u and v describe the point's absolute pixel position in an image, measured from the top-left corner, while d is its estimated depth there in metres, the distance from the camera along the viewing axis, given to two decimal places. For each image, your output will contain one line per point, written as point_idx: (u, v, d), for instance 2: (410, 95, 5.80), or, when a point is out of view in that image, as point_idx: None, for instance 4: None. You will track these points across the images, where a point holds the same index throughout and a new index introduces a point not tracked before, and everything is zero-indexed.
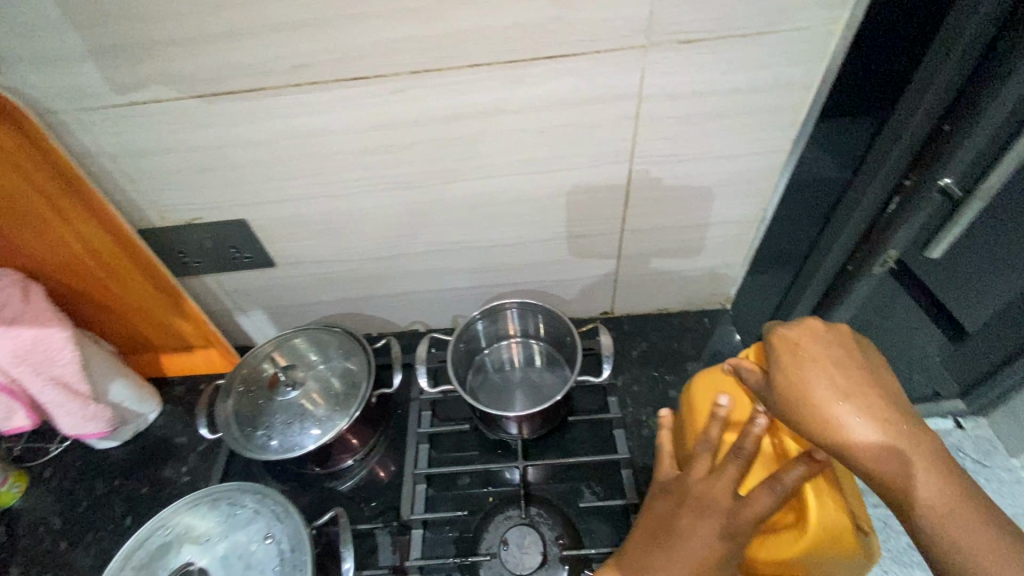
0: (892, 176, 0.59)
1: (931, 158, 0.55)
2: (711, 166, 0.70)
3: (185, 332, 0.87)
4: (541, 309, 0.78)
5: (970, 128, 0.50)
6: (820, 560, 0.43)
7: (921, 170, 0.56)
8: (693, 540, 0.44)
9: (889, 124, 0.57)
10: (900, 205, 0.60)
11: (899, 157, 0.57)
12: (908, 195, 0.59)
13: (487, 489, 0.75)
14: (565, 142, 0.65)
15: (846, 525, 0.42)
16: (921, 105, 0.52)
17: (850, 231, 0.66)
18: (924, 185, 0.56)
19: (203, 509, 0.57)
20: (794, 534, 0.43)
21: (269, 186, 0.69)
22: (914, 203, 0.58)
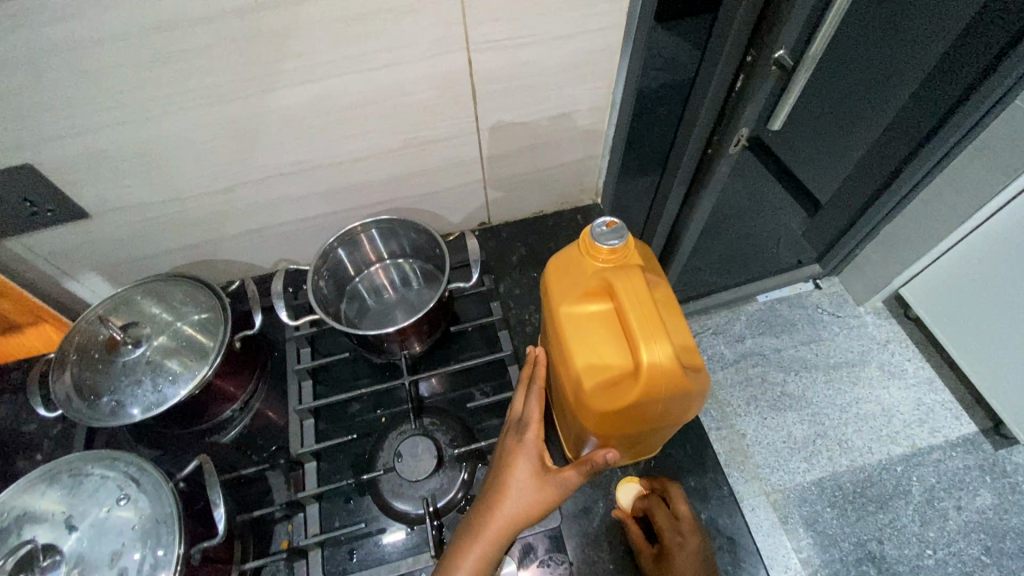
0: (735, 55, 0.66)
1: (766, 32, 0.61)
2: (555, 49, 0.67)
3: (2, 310, 0.75)
4: (404, 224, 0.75)
5: (788, 10, 0.57)
6: (658, 397, 0.49)
7: (758, 46, 0.63)
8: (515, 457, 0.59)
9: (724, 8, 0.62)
10: (745, 80, 0.67)
11: (739, 34, 0.63)
12: (751, 70, 0.66)
13: (379, 411, 0.74)
14: (391, 33, 0.59)
15: (674, 363, 0.48)
16: None
17: (706, 115, 0.74)
18: (762, 60, 0.64)
19: (42, 487, 0.51)
20: (634, 383, 0.49)
21: (44, 117, 0.57)
22: (757, 76, 0.66)
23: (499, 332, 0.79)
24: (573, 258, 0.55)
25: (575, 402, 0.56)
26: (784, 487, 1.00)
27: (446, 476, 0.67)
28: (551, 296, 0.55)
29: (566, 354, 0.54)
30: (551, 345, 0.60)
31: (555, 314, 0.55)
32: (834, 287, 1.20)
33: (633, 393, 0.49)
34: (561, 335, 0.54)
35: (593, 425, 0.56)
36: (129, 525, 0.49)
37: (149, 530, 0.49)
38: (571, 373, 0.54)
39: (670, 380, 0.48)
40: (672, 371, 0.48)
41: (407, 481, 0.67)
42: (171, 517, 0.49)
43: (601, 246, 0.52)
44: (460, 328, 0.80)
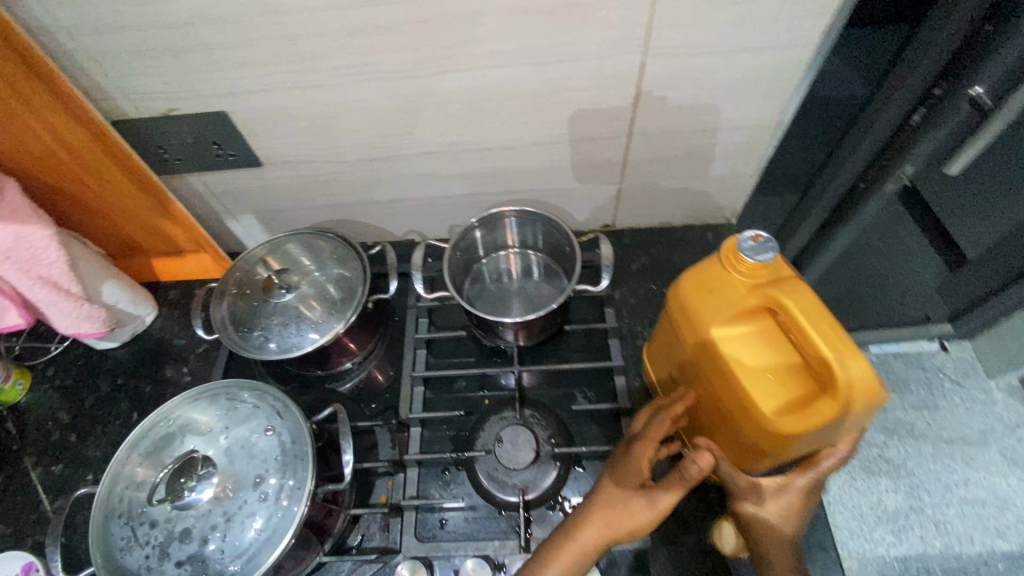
0: (918, 89, 0.61)
1: (965, 66, 0.56)
2: (733, 61, 0.64)
3: (174, 235, 0.85)
4: (541, 218, 0.76)
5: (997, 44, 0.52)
6: (849, 414, 0.49)
7: (950, 81, 0.58)
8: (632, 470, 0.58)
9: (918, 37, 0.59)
10: (924, 116, 0.62)
11: (928, 68, 0.59)
12: (934, 105, 0.60)
13: (483, 393, 0.76)
14: (571, 28, 0.59)
15: (869, 374, 0.48)
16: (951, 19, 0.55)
17: (862, 152, 0.70)
18: (953, 95, 0.57)
19: (203, 403, 0.57)
20: (822, 399, 0.49)
21: (249, 73, 0.63)
22: (937, 113, 0.59)
23: (609, 340, 0.78)
24: (719, 277, 0.55)
25: (743, 425, 0.54)
26: (861, 555, 0.75)
27: (540, 470, 0.68)
28: (699, 315, 0.55)
29: (730, 373, 0.53)
30: (695, 368, 0.59)
31: (707, 334, 0.54)
32: (964, 353, 0.92)
33: (823, 408, 0.48)
34: (722, 354, 0.53)
35: (761, 447, 0.54)
36: (271, 455, 0.54)
37: (287, 464, 0.53)
38: (741, 395, 0.53)
39: (860, 391, 0.48)
40: (861, 381, 0.48)
41: (501, 466, 0.68)
42: (308, 458, 0.53)
43: (750, 259, 0.52)
44: (571, 329, 0.79)
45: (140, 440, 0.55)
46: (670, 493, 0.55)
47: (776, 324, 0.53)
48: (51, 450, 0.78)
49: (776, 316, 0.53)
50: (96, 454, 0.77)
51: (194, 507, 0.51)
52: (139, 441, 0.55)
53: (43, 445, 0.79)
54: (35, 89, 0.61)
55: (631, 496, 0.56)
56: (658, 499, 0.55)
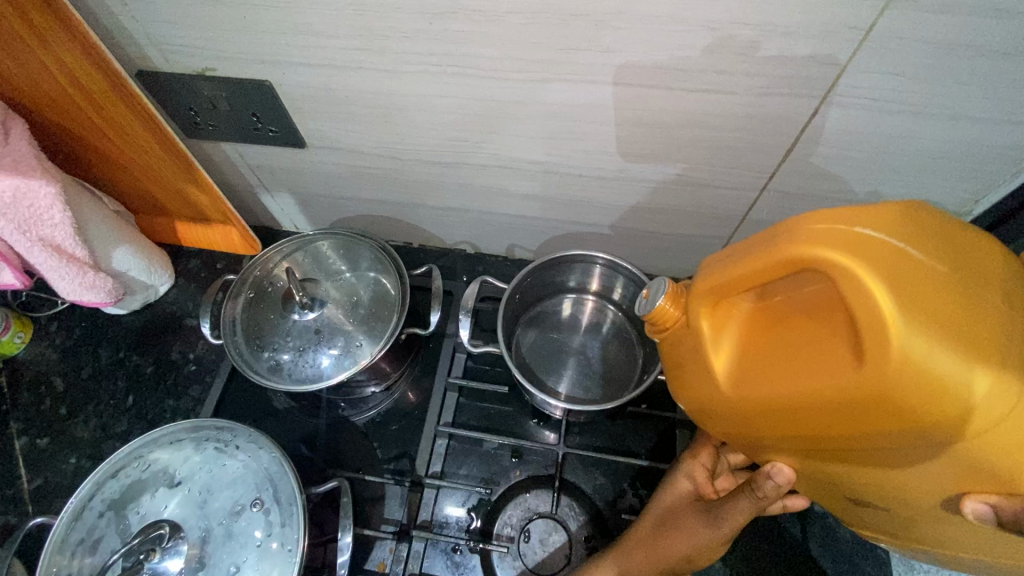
0: None
1: None
2: (940, 129, 0.47)
3: (200, 203, 0.74)
4: (627, 271, 0.62)
5: None
6: (898, 262, 0.30)
7: None
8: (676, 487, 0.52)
9: None
10: None
11: None
12: None
13: (515, 461, 0.64)
14: (735, 52, 0.43)
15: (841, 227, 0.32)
16: None
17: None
18: None
19: (187, 448, 0.48)
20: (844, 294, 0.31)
21: (304, 43, 0.50)
22: None
23: (676, 432, 0.65)
24: (676, 347, 0.42)
25: (892, 439, 0.32)
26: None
27: None
28: (707, 395, 0.40)
29: (811, 415, 0.34)
30: (815, 467, 0.39)
31: (736, 399, 0.38)
32: None
33: (864, 300, 0.30)
34: (776, 411, 0.36)
35: (941, 428, 0.30)
36: (253, 538, 0.44)
37: (270, 556, 0.43)
38: (869, 427, 0.32)
39: (846, 238, 0.31)
40: (833, 234, 0.32)
41: (527, 568, 0.58)
42: (296, 554, 0.43)
43: (659, 303, 0.41)
44: (635, 407, 0.66)
45: (105, 482, 0.46)
46: (733, 516, 0.45)
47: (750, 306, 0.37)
48: (38, 420, 0.71)
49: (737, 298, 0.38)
50: (83, 436, 0.70)
51: None
52: (105, 483, 0.46)
53: (30, 412, 0.72)
54: (46, 24, 0.49)
55: (687, 513, 0.50)
56: (716, 520, 0.47)
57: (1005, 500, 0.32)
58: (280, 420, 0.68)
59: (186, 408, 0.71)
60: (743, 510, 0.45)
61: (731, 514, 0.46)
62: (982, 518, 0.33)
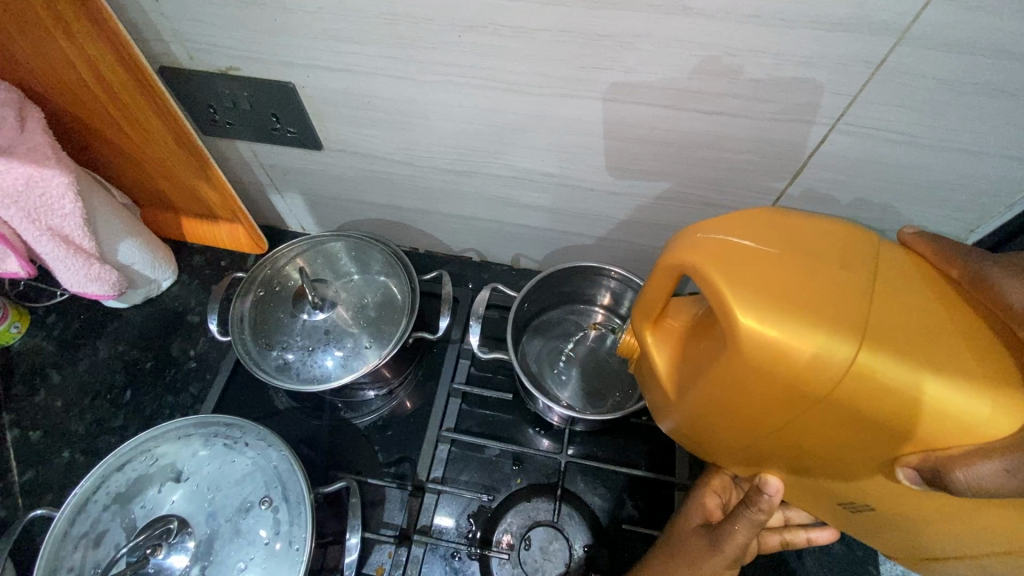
0: None
1: None
2: (940, 160, 0.49)
3: (209, 199, 0.74)
4: (635, 285, 0.63)
5: None
6: (741, 251, 0.35)
7: None
8: (681, 516, 0.53)
9: None
10: None
11: None
12: None
13: (515, 468, 0.65)
14: (750, 78, 0.45)
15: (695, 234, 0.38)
16: None
17: None
18: None
19: (196, 443, 0.48)
20: (700, 285, 0.36)
21: (332, 50, 0.51)
22: None
23: (675, 445, 0.65)
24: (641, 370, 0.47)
25: (800, 412, 0.35)
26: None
27: None
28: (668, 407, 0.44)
29: (719, 400, 0.38)
30: (768, 460, 0.42)
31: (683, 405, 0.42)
32: None
33: (712, 290, 0.35)
34: (698, 403, 0.40)
35: (826, 395, 0.33)
36: (262, 536, 0.44)
37: (278, 553, 0.43)
38: (765, 403, 0.36)
39: (698, 244, 0.37)
40: (690, 243, 0.38)
41: None
42: (303, 554, 0.42)
43: None
44: (636, 419, 0.68)
45: (112, 474, 0.46)
46: (733, 536, 0.46)
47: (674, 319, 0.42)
48: (31, 412, 0.70)
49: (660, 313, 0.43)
50: (77, 429, 0.69)
51: None
52: (111, 475, 0.46)
53: (23, 404, 0.71)
54: (75, 17, 0.50)
55: (692, 534, 0.50)
56: (718, 541, 0.47)
57: (923, 458, 0.34)
58: (280, 420, 0.68)
59: (185, 405, 0.71)
60: (742, 531, 0.45)
61: (731, 535, 0.46)
62: (911, 480, 0.34)
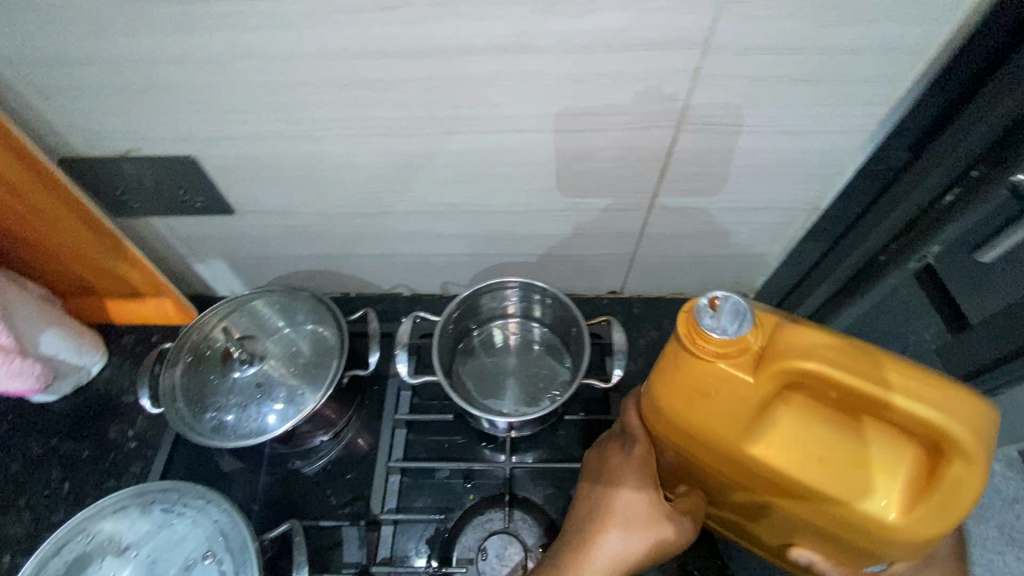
0: (955, 167, 0.50)
1: (1011, 148, 0.46)
2: (775, 144, 0.57)
3: (131, 277, 0.75)
4: (544, 290, 0.69)
5: None
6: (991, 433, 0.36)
7: (993, 164, 0.48)
8: (620, 490, 0.52)
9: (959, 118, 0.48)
10: (959, 197, 0.51)
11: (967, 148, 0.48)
12: (970, 189, 0.50)
13: (467, 485, 0.67)
14: (597, 97, 0.51)
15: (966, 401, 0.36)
16: (999, 104, 0.44)
17: (885, 227, 0.59)
18: (991, 181, 0.48)
19: (133, 514, 0.48)
20: (960, 466, 0.36)
21: (225, 119, 0.55)
22: (975, 200, 0.50)
23: None
24: (687, 394, 0.41)
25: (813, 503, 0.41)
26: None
27: None
28: (697, 439, 0.43)
29: (761, 472, 0.42)
30: (720, 484, 0.48)
31: (721, 452, 0.42)
32: None
33: (905, 408, 0.35)
34: (747, 425, 0.40)
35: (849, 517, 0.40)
36: None
37: None
38: (817, 458, 0.39)
39: (971, 416, 0.35)
40: (986, 426, 0.36)
41: None
42: None
43: (709, 340, 0.38)
44: (575, 417, 0.71)
45: (50, 560, 0.46)
46: (690, 503, 0.52)
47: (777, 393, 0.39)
48: None
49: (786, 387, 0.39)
50: (15, 532, 0.67)
51: None
52: (48, 560, 0.46)
53: None
54: None
55: (653, 507, 0.51)
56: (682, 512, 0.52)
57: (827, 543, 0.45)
58: (229, 483, 0.68)
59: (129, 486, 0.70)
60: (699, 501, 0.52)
61: (690, 503, 0.52)
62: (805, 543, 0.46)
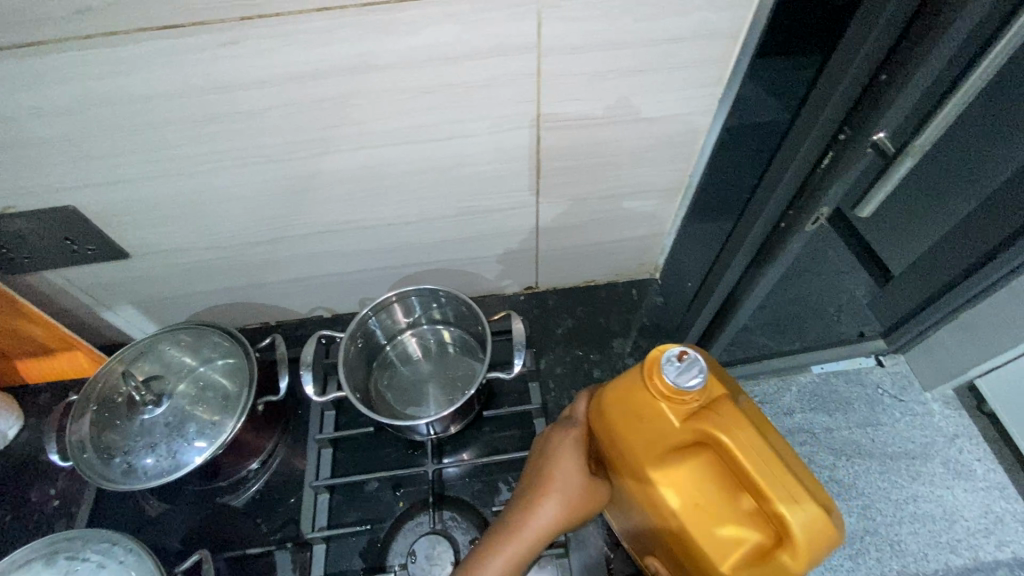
0: (823, 134, 0.50)
1: (868, 107, 0.46)
2: (634, 131, 0.61)
3: (36, 335, 0.74)
4: (443, 292, 0.71)
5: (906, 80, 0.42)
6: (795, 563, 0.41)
7: (855, 124, 0.48)
8: (559, 464, 0.54)
9: (819, 86, 0.48)
10: (833, 160, 0.51)
11: (829, 116, 0.48)
12: (840, 151, 0.50)
13: (397, 493, 0.69)
14: (454, 105, 0.54)
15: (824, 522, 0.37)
16: (847, 69, 0.45)
17: (774, 203, 0.58)
18: (857, 141, 0.48)
19: (38, 566, 0.48)
20: (789, 540, 0.37)
21: (96, 166, 0.55)
22: (845, 160, 0.50)
23: (535, 419, 0.72)
24: (615, 399, 0.44)
25: (662, 527, 0.43)
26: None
27: None
28: (602, 435, 0.46)
29: (636, 486, 0.44)
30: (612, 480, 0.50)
31: (616, 453, 0.45)
32: (899, 365, 1.01)
33: (773, 505, 0.37)
34: (638, 453, 0.43)
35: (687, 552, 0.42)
36: None
37: None
38: (692, 503, 0.41)
39: (817, 542, 0.37)
40: (823, 530, 0.37)
41: None
42: None
43: (665, 380, 0.41)
44: (495, 412, 0.72)
45: None
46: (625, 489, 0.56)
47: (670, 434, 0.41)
48: None
49: (687, 436, 0.41)
50: None
51: None
52: None
53: None
54: None
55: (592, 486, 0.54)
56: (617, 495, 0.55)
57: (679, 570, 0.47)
58: (158, 526, 0.68)
59: None
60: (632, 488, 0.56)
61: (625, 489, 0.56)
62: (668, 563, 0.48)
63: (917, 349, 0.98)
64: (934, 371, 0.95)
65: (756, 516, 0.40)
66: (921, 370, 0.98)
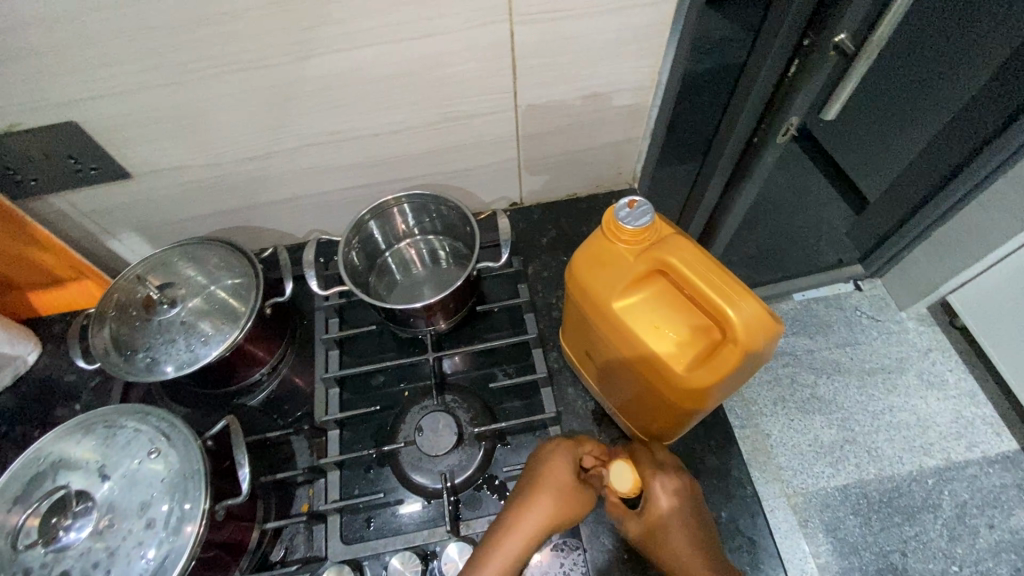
0: (789, 44, 0.60)
1: (822, 20, 0.56)
2: (601, 25, 0.64)
3: (45, 262, 0.77)
4: (429, 199, 0.75)
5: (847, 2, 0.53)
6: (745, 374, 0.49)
7: (815, 34, 0.58)
8: (544, 478, 0.60)
9: (770, 17, 0.59)
10: (798, 68, 0.62)
11: (790, 30, 0.58)
12: (805, 57, 0.60)
13: (402, 385, 0.75)
14: (428, 1, 0.57)
15: (761, 316, 0.45)
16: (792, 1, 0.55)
17: (749, 111, 0.68)
18: (819, 47, 0.58)
19: (79, 435, 0.54)
20: (730, 333, 0.45)
21: (91, 76, 0.58)
22: (812, 65, 0.60)
23: (525, 314, 0.78)
24: (585, 254, 0.52)
25: (633, 354, 0.51)
26: (805, 490, 0.89)
27: (462, 454, 0.67)
28: (578, 290, 0.53)
29: (607, 324, 0.52)
30: (591, 338, 0.58)
31: (589, 301, 0.52)
32: (877, 290, 1.06)
33: (716, 304, 0.45)
34: (608, 295, 0.50)
35: (653, 368, 0.50)
36: (157, 479, 0.52)
37: (175, 487, 0.51)
38: (652, 324, 0.49)
39: (755, 335, 0.45)
40: (760, 322, 0.45)
41: (427, 454, 0.66)
42: (198, 477, 0.51)
43: (626, 225, 0.49)
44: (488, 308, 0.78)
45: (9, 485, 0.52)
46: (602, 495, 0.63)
47: (632, 271, 0.49)
48: None
49: (645, 270, 0.49)
50: None
51: (73, 547, 0.48)
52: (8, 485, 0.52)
53: None
54: None
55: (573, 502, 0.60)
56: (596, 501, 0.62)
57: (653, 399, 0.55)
58: None
59: None
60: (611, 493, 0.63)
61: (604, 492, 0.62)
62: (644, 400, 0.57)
63: (893, 272, 1.03)
64: (908, 291, 1.01)
65: (700, 321, 0.48)
66: (896, 291, 1.04)
